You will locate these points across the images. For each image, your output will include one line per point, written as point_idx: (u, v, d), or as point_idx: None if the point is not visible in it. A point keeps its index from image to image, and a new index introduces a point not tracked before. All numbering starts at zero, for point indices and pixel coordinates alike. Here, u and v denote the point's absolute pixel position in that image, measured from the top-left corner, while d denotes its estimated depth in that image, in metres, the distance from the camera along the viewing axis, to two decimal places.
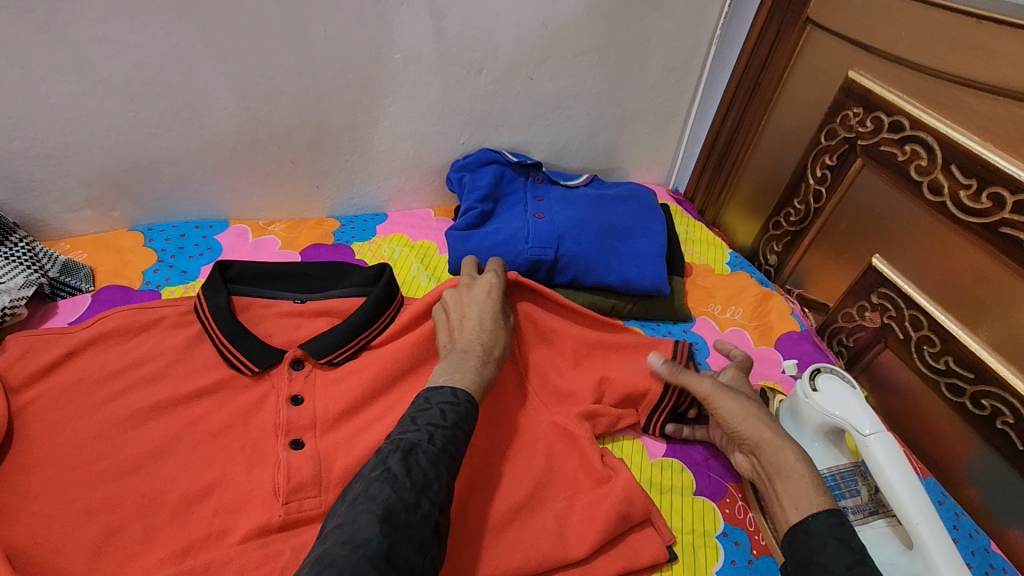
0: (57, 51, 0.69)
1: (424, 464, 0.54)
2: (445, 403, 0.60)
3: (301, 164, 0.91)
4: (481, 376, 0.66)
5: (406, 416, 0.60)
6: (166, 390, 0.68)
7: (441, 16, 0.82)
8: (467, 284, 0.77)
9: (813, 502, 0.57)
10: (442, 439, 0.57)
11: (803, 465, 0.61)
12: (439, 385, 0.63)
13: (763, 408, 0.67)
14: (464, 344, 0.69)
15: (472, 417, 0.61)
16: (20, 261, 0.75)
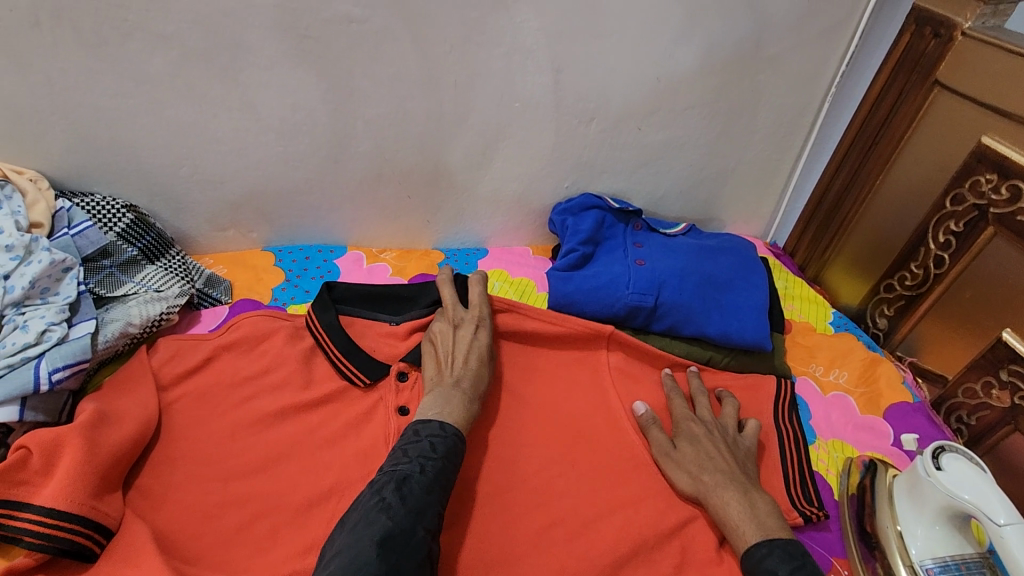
0: (230, 95, 0.79)
1: (416, 493, 0.58)
2: (435, 436, 0.65)
3: (417, 199, 0.98)
4: (469, 408, 0.71)
5: (398, 448, 0.65)
6: (290, 400, 0.74)
7: (561, 70, 0.86)
8: (456, 321, 0.81)
9: (751, 531, 0.64)
10: (433, 469, 0.62)
11: (732, 505, 0.67)
12: (427, 418, 0.68)
13: (700, 450, 0.73)
14: (452, 380, 0.73)
15: (459, 449, 0.66)
16: (176, 272, 0.84)
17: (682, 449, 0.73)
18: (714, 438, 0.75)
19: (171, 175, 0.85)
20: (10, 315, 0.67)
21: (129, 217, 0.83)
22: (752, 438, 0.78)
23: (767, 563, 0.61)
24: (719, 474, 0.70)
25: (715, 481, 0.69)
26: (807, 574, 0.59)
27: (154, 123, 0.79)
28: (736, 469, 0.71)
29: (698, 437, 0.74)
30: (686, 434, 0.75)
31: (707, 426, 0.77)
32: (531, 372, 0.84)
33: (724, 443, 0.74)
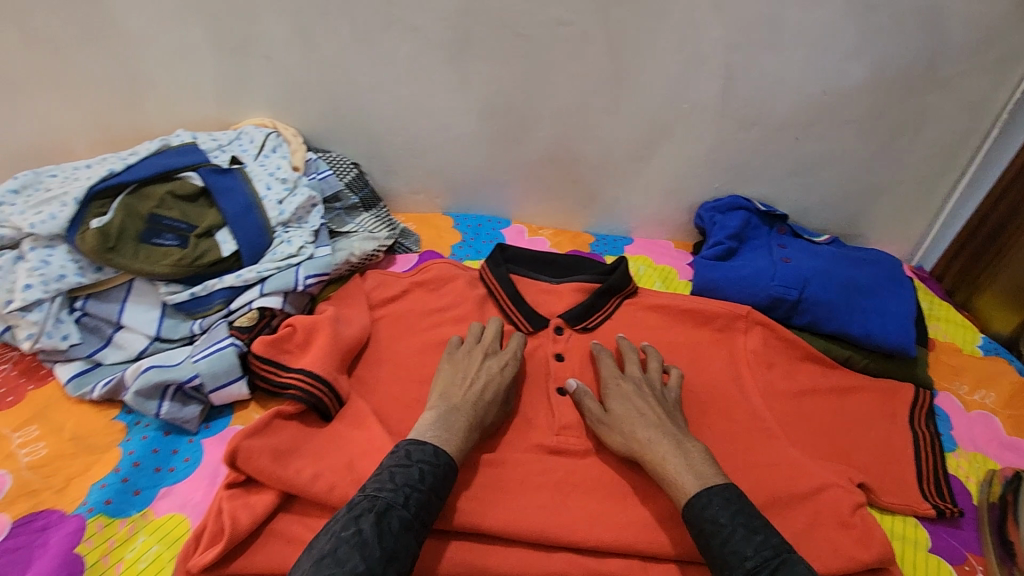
0: (449, 79, 0.95)
1: (394, 529, 0.56)
2: (425, 464, 0.62)
3: (580, 184, 1.10)
4: (464, 443, 0.68)
5: (384, 468, 0.62)
6: (470, 332, 0.88)
7: (733, 77, 0.96)
8: (486, 351, 0.80)
9: (689, 481, 0.64)
10: (416, 503, 0.59)
11: (672, 460, 0.67)
12: (423, 440, 0.65)
13: (631, 407, 0.75)
14: (457, 402, 0.71)
15: (449, 480, 0.63)
16: (383, 220, 1.01)
17: (615, 410, 0.75)
18: (641, 394, 0.76)
19: (389, 143, 1.03)
20: (280, 233, 0.85)
21: (355, 172, 1.02)
22: (674, 394, 0.79)
23: (709, 510, 0.61)
24: (653, 431, 0.71)
25: (654, 440, 0.70)
26: (745, 516, 0.60)
27: (387, 99, 0.97)
28: (667, 424, 0.72)
29: (626, 395, 0.76)
30: (616, 395, 0.77)
31: (634, 382, 0.78)
32: (672, 343, 0.93)
33: (640, 395, 0.76)
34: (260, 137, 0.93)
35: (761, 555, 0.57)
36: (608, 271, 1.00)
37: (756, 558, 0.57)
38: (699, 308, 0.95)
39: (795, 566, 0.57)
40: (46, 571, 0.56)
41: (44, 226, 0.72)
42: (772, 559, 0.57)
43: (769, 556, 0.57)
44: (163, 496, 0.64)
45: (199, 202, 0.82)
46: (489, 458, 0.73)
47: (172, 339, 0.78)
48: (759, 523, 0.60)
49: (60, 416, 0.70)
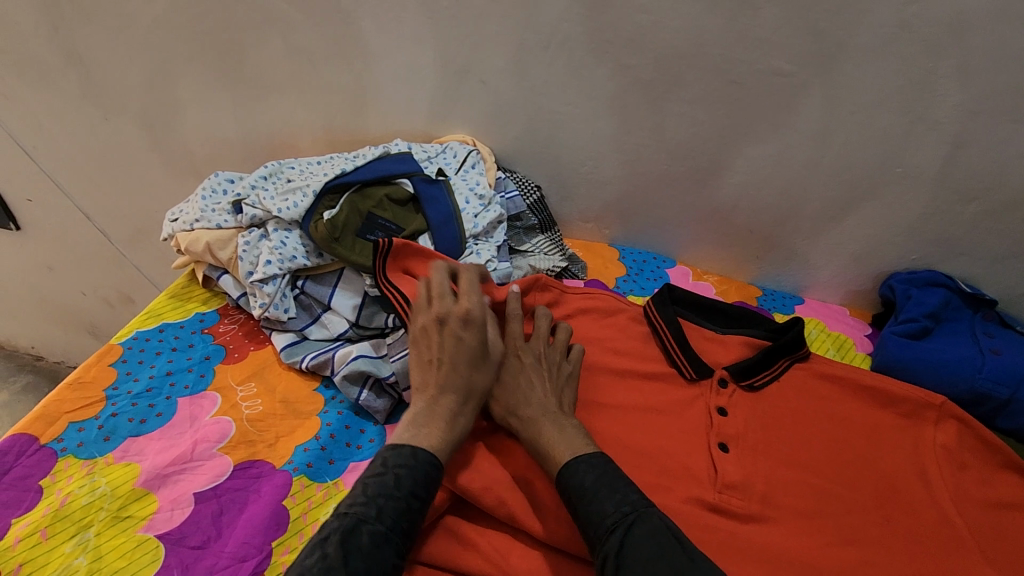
0: (648, 117, 0.97)
1: (365, 543, 0.55)
2: (403, 470, 0.60)
3: (757, 235, 1.07)
4: (448, 434, 0.66)
5: (361, 479, 0.61)
6: (633, 367, 0.89)
7: (961, 146, 0.88)
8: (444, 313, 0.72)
9: (561, 450, 0.66)
10: (391, 512, 0.57)
11: (546, 431, 0.68)
12: (399, 442, 0.63)
13: (519, 380, 0.74)
14: (433, 391, 0.68)
15: (432, 479, 0.61)
16: (556, 244, 1.05)
17: (502, 381, 0.75)
18: (535, 368, 0.76)
19: (574, 171, 1.07)
20: (471, 244, 0.92)
21: (536, 195, 1.07)
22: (572, 368, 0.79)
23: (577, 473, 0.63)
24: (542, 405, 0.71)
25: (534, 411, 0.70)
26: (609, 478, 0.62)
27: (582, 129, 1.01)
28: (550, 404, 0.71)
29: (522, 367, 0.76)
30: (508, 367, 0.77)
31: (535, 354, 0.79)
32: (848, 419, 0.86)
33: (537, 363, 0.77)
34: (462, 153, 1.00)
35: (619, 512, 0.59)
36: (780, 331, 0.94)
37: (614, 515, 0.58)
38: (886, 389, 0.88)
39: (650, 518, 0.58)
40: (260, 516, 0.64)
41: (289, 212, 0.83)
42: (630, 514, 0.58)
43: (628, 511, 0.59)
44: (352, 470, 0.71)
45: (407, 207, 0.91)
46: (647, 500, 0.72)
47: (368, 327, 0.83)
48: (623, 485, 0.62)
49: (274, 379, 0.80)
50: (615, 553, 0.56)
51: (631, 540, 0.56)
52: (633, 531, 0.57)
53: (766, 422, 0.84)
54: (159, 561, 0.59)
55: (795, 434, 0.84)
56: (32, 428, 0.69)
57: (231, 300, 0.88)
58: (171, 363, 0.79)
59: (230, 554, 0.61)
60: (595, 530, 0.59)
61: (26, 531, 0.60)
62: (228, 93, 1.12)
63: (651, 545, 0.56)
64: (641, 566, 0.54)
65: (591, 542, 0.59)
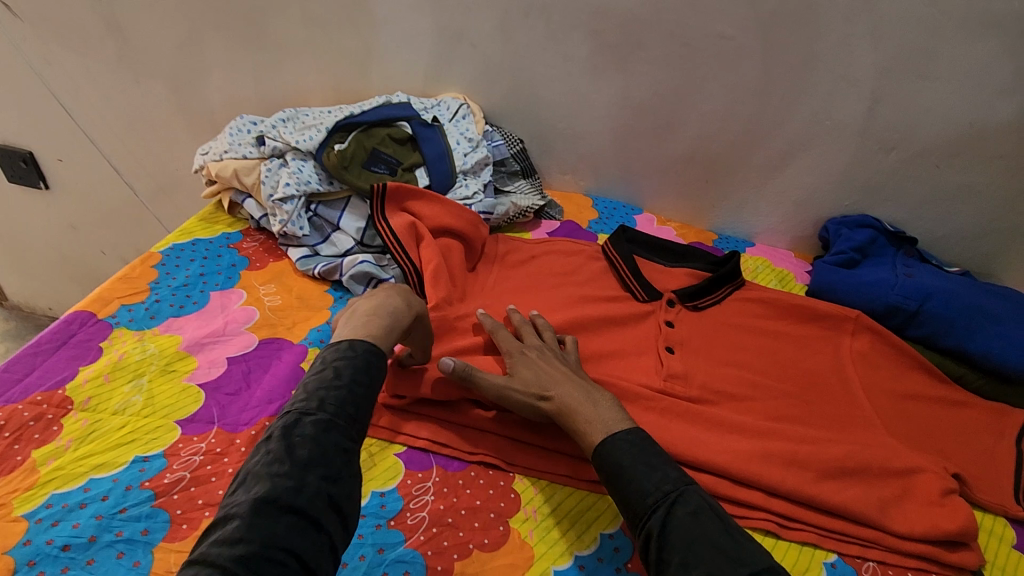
0: (615, 76, 1.12)
1: (310, 433, 0.55)
2: (342, 362, 0.61)
3: (712, 185, 1.22)
4: (385, 328, 0.68)
5: (302, 382, 0.61)
6: (596, 289, 1.03)
7: (878, 100, 1.03)
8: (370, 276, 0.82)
9: (602, 427, 0.68)
10: (333, 400, 0.58)
11: (579, 413, 0.70)
12: (336, 344, 0.65)
13: (538, 369, 0.75)
14: (368, 302, 0.72)
15: (371, 367, 0.62)
16: (536, 189, 1.20)
17: (522, 372, 0.74)
18: (544, 358, 0.77)
19: (552, 127, 1.22)
20: (461, 179, 1.07)
21: (520, 147, 1.21)
22: (572, 355, 0.81)
23: (614, 453, 0.65)
24: (564, 388, 0.72)
25: (559, 394, 0.72)
26: (647, 455, 0.64)
27: (559, 88, 1.17)
28: (569, 386, 0.72)
29: (529, 359, 0.77)
30: (521, 361, 0.76)
31: (539, 349, 0.79)
32: (780, 331, 1.00)
33: (542, 353, 0.78)
34: (454, 106, 1.16)
35: (661, 491, 0.61)
36: (719, 263, 1.09)
37: (655, 494, 0.61)
38: (815, 304, 1.02)
39: (690, 497, 0.61)
40: (284, 373, 0.78)
41: (305, 143, 0.98)
42: (671, 492, 0.61)
43: (667, 491, 0.61)
44: None
45: (405, 145, 1.07)
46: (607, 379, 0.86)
47: (371, 246, 0.98)
48: (660, 462, 0.64)
49: (291, 282, 0.94)
50: (658, 531, 0.58)
51: (673, 521, 0.59)
52: (674, 511, 0.59)
53: (709, 332, 0.98)
54: (200, 401, 0.73)
55: (734, 340, 0.97)
56: (91, 307, 0.83)
57: (253, 223, 1.02)
58: (203, 267, 0.93)
59: (259, 398, 0.74)
60: (637, 509, 0.61)
61: (93, 375, 0.73)
62: (248, 57, 1.26)
63: (690, 522, 0.58)
64: (679, 547, 0.56)
65: (633, 519, 0.61)
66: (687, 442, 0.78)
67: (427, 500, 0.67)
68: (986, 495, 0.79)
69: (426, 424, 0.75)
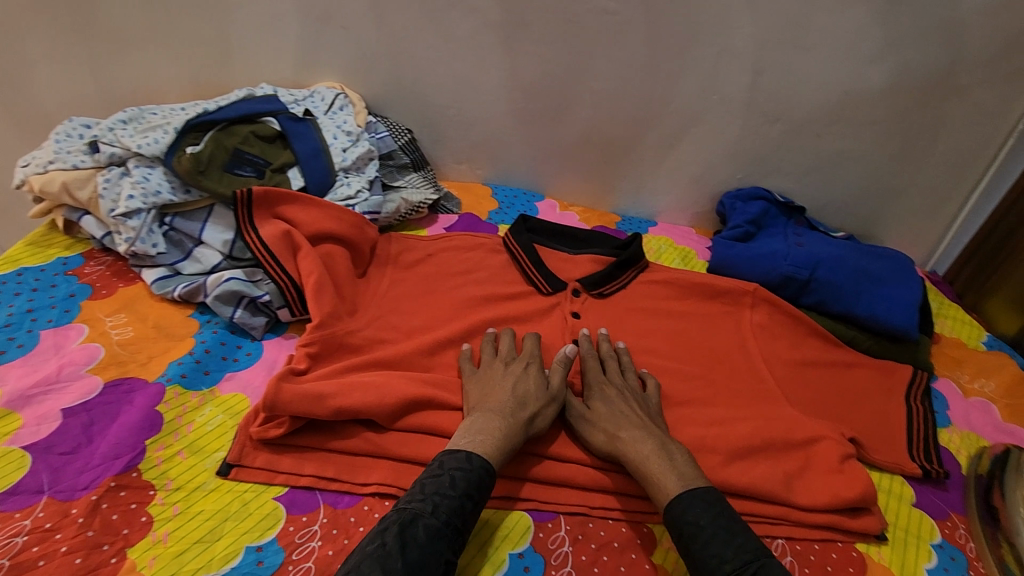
0: (501, 57, 1.07)
1: (422, 538, 0.55)
2: (457, 470, 0.61)
3: (611, 166, 1.20)
4: (502, 447, 0.65)
5: (417, 478, 0.62)
6: (497, 286, 0.97)
7: (760, 72, 1.04)
8: (505, 360, 0.79)
9: (671, 481, 0.65)
10: (446, 511, 0.58)
11: (651, 459, 0.68)
12: (457, 448, 0.64)
13: (618, 419, 0.73)
14: (492, 406, 0.69)
15: (485, 484, 0.62)
16: (429, 182, 1.12)
17: (597, 409, 0.75)
18: (623, 398, 0.76)
19: (441, 114, 1.15)
20: (341, 176, 0.98)
21: (408, 138, 1.13)
22: (655, 395, 0.79)
23: (689, 513, 0.62)
24: (639, 430, 0.71)
25: (632, 436, 0.71)
26: (726, 519, 0.61)
27: (444, 72, 1.10)
28: (647, 429, 0.71)
29: (609, 396, 0.77)
30: (598, 396, 0.77)
31: (620, 388, 0.78)
32: (684, 312, 1.00)
33: (623, 392, 0.77)
34: (329, 97, 1.06)
35: (741, 559, 0.57)
36: (622, 247, 1.07)
37: (736, 561, 0.57)
38: (715, 282, 1.02)
39: (773, 569, 0.56)
40: (133, 420, 0.66)
41: (149, 148, 0.85)
42: (753, 561, 0.57)
43: (749, 560, 0.57)
44: (228, 379, 0.74)
45: (275, 143, 0.96)
46: None
47: (242, 259, 0.86)
48: (739, 528, 0.61)
49: (146, 309, 0.82)
50: None
51: None
52: None
53: (615, 319, 0.96)
54: (25, 467, 0.61)
55: (639, 328, 0.96)
56: None
57: (96, 243, 0.88)
58: (32, 301, 0.79)
59: (102, 454, 0.63)
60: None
61: None
62: (82, 49, 1.09)
63: None
64: None
65: None
66: None
67: (313, 547, 0.60)
68: (881, 455, 0.81)
69: (310, 460, 0.66)
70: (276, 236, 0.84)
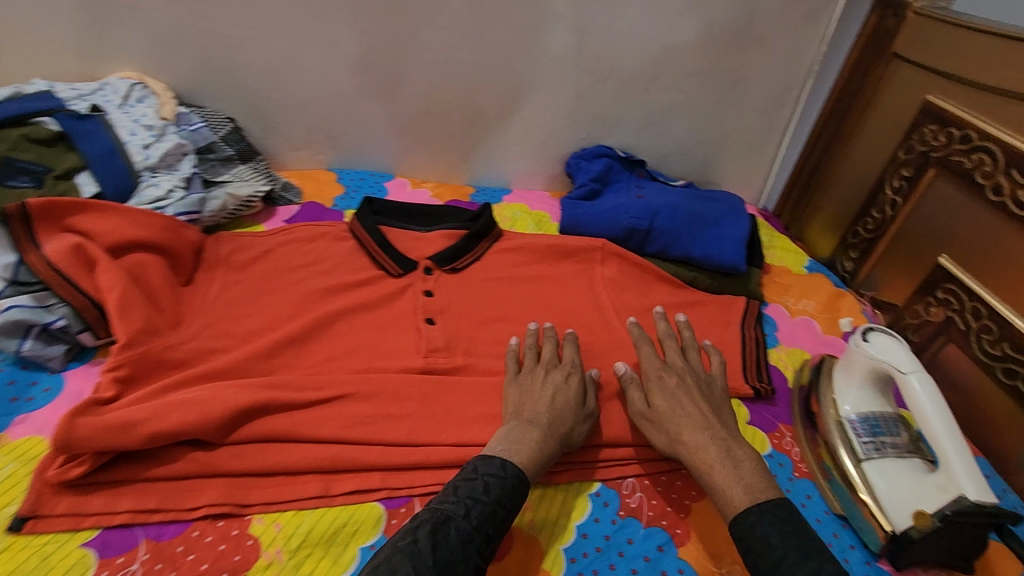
0: (318, 32, 1.00)
1: (455, 541, 0.55)
2: (491, 477, 0.61)
3: (457, 138, 1.18)
4: (539, 455, 0.66)
5: (451, 482, 0.62)
6: (342, 277, 0.92)
7: (583, 31, 1.06)
8: (547, 366, 0.78)
9: (737, 492, 0.63)
10: (479, 515, 0.58)
11: (715, 467, 0.66)
12: (491, 454, 0.65)
13: (693, 420, 0.71)
14: (529, 416, 0.70)
15: (518, 491, 0.62)
16: (261, 173, 1.04)
17: (658, 405, 0.74)
18: (684, 390, 0.75)
19: (263, 99, 1.07)
20: (147, 176, 0.89)
21: (229, 127, 1.04)
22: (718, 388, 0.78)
23: (758, 529, 0.59)
24: (703, 432, 0.69)
25: (695, 439, 0.69)
26: (800, 539, 0.57)
27: (258, 52, 1.01)
28: (713, 431, 0.70)
29: (668, 390, 0.75)
30: (659, 390, 0.76)
31: (679, 375, 0.77)
32: (539, 275, 1.01)
33: (685, 385, 0.75)
34: (124, 88, 0.95)
35: None
36: (474, 219, 1.06)
37: None
38: (565, 242, 1.04)
39: None
40: None
41: None
42: None
43: None
44: (19, 423, 0.67)
45: (56, 147, 0.85)
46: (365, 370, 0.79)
47: (32, 283, 0.74)
48: (812, 548, 0.57)
49: None
50: None
51: None
52: None
53: (469, 293, 0.95)
54: None
55: (496, 297, 0.95)
56: None
57: None
58: None
59: None
60: None
61: None
62: None
63: None
64: None
65: None
66: (449, 420, 0.73)
67: None
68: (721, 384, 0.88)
69: (127, 495, 0.60)
70: (67, 254, 0.74)
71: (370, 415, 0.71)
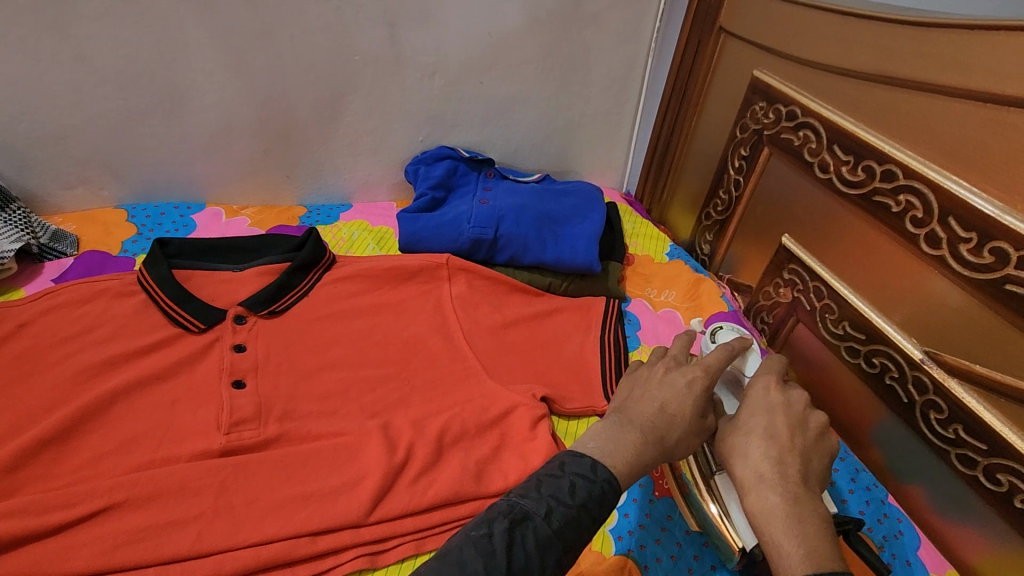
0: (60, 47, 0.83)
1: (532, 548, 0.45)
2: (580, 478, 0.51)
3: (274, 154, 1.03)
4: (636, 465, 0.54)
5: (535, 472, 0.52)
6: (123, 345, 0.76)
7: (394, 24, 0.93)
8: (671, 364, 0.64)
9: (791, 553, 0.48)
10: (561, 519, 0.48)
11: (788, 544, 0.49)
12: (583, 452, 0.54)
13: (774, 450, 0.55)
14: (633, 413, 0.58)
15: (609, 504, 0.51)
16: (16, 225, 0.90)
17: (739, 422, 0.59)
18: (781, 414, 0.58)
19: (9, 132, 0.89)
20: None
21: None
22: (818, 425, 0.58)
23: None
24: (771, 462, 0.54)
25: (759, 465, 0.54)
26: None
27: None
28: (789, 470, 0.53)
29: (764, 409, 0.59)
30: (750, 406, 0.60)
31: (786, 397, 0.60)
32: (378, 304, 0.88)
33: (781, 422, 0.57)
34: None
35: None
36: (298, 248, 0.91)
37: None
38: (404, 262, 0.92)
39: None
40: None
41: None
42: None
43: None
44: None
45: None
46: (149, 460, 0.66)
47: None
48: None
49: None
50: None
51: None
52: None
53: (291, 339, 0.81)
54: None
55: (325, 337, 0.83)
56: None
57: None
58: None
59: None
60: None
61: None
62: None
63: None
64: None
65: None
66: (250, 506, 0.64)
67: None
68: (575, 404, 0.81)
69: None
70: None
71: (143, 528, 0.60)
